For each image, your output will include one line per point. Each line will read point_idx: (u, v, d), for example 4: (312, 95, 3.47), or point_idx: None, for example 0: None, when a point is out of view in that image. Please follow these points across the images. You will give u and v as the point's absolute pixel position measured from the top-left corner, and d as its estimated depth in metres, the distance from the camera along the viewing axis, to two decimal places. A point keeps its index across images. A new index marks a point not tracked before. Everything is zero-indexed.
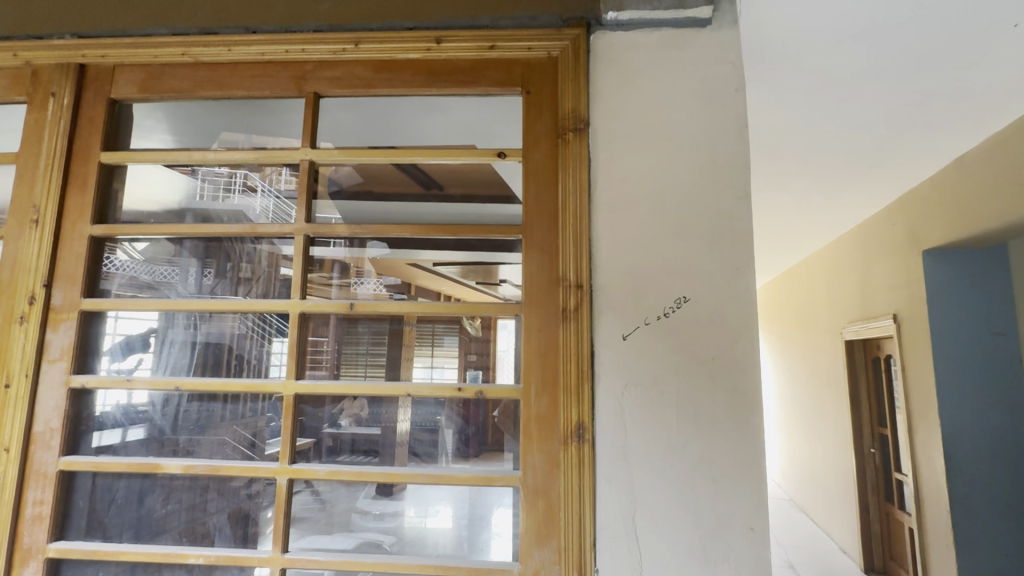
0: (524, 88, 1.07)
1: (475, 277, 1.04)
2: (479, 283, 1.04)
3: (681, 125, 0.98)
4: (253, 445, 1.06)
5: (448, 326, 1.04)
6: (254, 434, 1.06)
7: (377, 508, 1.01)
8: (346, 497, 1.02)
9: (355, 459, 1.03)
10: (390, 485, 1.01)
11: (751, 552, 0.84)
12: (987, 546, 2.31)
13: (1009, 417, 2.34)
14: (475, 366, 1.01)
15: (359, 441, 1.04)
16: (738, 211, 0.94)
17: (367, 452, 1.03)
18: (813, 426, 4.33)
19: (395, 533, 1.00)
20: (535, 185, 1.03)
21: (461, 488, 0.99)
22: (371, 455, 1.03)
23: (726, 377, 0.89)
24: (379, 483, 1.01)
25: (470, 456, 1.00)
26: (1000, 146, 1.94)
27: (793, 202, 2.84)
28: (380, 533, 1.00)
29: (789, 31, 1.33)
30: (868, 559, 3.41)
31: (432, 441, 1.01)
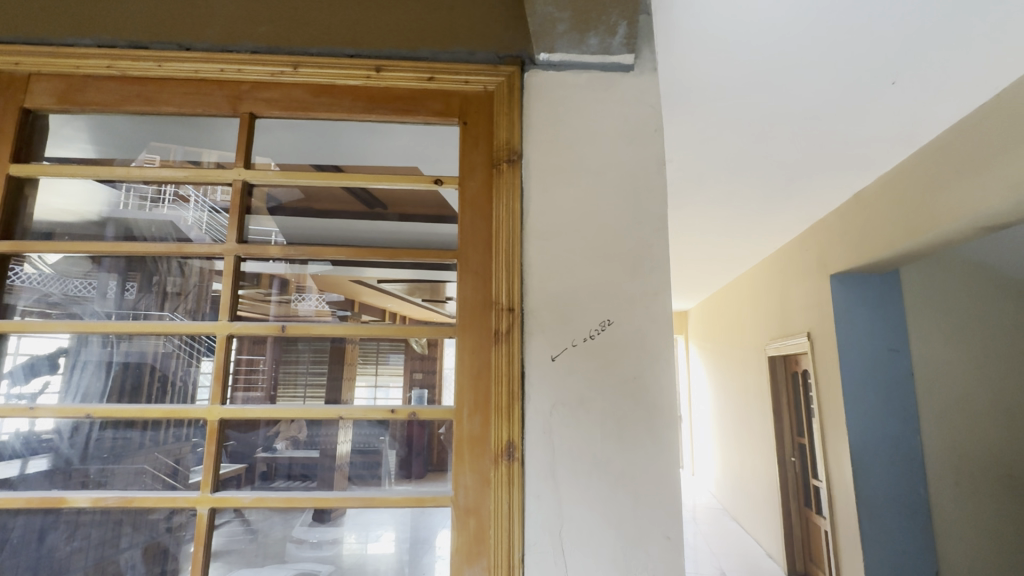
0: (461, 119, 1.12)
1: (421, 294, 1.07)
2: (424, 301, 1.07)
3: (606, 160, 1.06)
4: (175, 473, 1.01)
5: (393, 344, 1.05)
6: (177, 462, 1.02)
7: (314, 536, 1.00)
8: (280, 524, 1.00)
9: (291, 485, 1.01)
10: (326, 511, 0.99)
11: (668, 559, 0.90)
12: (889, 544, 2.53)
13: (904, 424, 2.60)
14: (420, 385, 1.03)
15: (296, 465, 1.02)
16: (657, 241, 1.02)
17: (304, 477, 1.02)
18: (742, 437, 4.60)
19: (332, 562, 0.99)
20: (471, 213, 1.07)
21: (405, 509, 0.99)
22: (309, 480, 1.01)
23: (645, 395, 0.96)
24: (315, 509, 0.99)
25: (412, 477, 1.00)
26: (889, 184, 2.21)
27: (719, 227, 3.06)
28: (317, 562, 0.99)
29: (706, 73, 1.47)
30: (791, 562, 3.63)
31: (375, 464, 1.01)
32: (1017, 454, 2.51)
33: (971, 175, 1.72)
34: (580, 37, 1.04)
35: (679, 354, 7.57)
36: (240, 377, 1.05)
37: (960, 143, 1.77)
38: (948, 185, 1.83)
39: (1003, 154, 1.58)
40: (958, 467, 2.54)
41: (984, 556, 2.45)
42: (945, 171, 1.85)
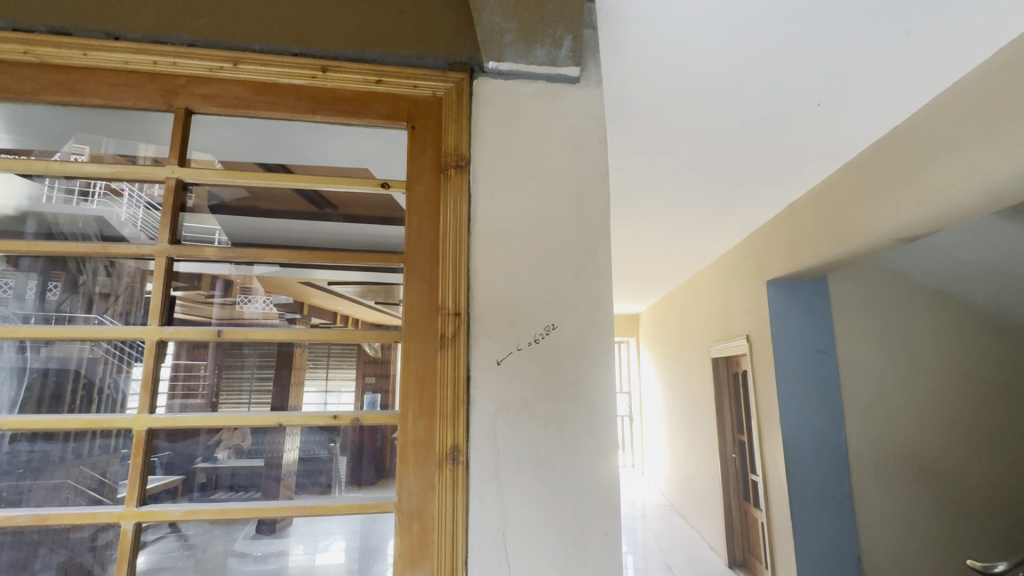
0: (409, 123, 1.11)
1: (374, 296, 1.06)
2: (377, 303, 1.05)
3: (552, 169, 1.09)
4: (102, 486, 0.96)
5: (345, 348, 1.04)
6: (103, 475, 0.96)
7: (258, 549, 0.97)
8: (221, 538, 0.96)
9: (232, 496, 0.98)
10: (272, 522, 0.97)
11: (606, 556, 0.93)
12: (819, 534, 2.69)
13: (831, 420, 2.80)
14: (373, 390, 1.02)
15: (239, 475, 0.99)
16: (600, 248, 1.05)
17: (246, 487, 0.98)
18: (688, 435, 4.79)
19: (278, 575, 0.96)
20: (418, 218, 1.07)
21: (353, 517, 0.98)
22: (251, 491, 0.98)
23: (586, 397, 0.99)
24: (257, 521, 0.97)
25: (362, 484, 0.99)
26: (817, 197, 2.38)
27: (666, 234, 3.19)
28: None
29: (650, 85, 1.54)
30: (731, 554, 3.81)
31: (325, 471, 0.99)
32: (927, 447, 2.76)
33: (886, 191, 1.88)
34: (527, 48, 1.07)
35: (630, 355, 7.79)
36: (178, 384, 1.00)
37: (877, 162, 1.93)
38: (867, 199, 1.99)
39: (912, 173, 1.74)
40: (877, 459, 2.75)
41: (899, 540, 2.67)
42: (865, 186, 2.00)
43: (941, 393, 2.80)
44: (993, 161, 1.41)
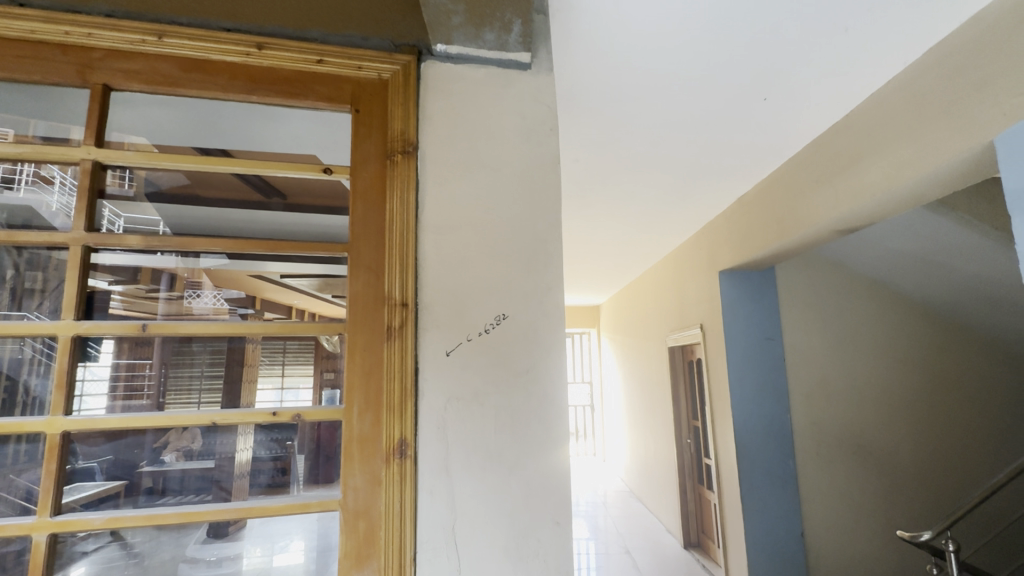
0: (353, 106, 1.06)
1: (332, 290, 1.01)
2: (335, 297, 1.01)
3: (502, 157, 1.07)
4: (30, 497, 0.89)
5: (302, 345, 1.00)
6: (32, 485, 0.89)
7: (211, 554, 0.93)
8: (170, 544, 0.91)
9: (183, 500, 0.93)
10: (225, 525, 0.93)
11: (558, 546, 0.93)
12: (766, 514, 2.81)
13: (777, 404, 2.93)
14: (331, 386, 0.97)
15: (189, 478, 0.95)
16: (551, 237, 1.05)
17: (199, 490, 0.95)
18: (647, 423, 4.92)
19: None
20: (363, 205, 1.02)
21: (310, 516, 0.94)
22: (203, 494, 0.94)
23: (537, 387, 0.98)
24: (209, 524, 0.92)
25: (321, 482, 0.95)
26: (764, 190, 2.46)
27: (624, 225, 3.24)
28: None
29: (603, 76, 1.54)
30: (686, 535, 3.95)
31: (283, 470, 0.96)
32: (864, 427, 2.93)
33: (826, 185, 1.96)
34: (475, 31, 1.04)
35: (591, 345, 7.91)
36: (120, 384, 0.95)
37: (818, 156, 2.01)
38: (810, 193, 2.08)
39: (849, 167, 1.82)
40: (819, 439, 2.91)
41: (838, 515, 2.84)
42: (808, 179, 2.09)
43: (877, 377, 2.97)
44: (922, 156, 1.49)
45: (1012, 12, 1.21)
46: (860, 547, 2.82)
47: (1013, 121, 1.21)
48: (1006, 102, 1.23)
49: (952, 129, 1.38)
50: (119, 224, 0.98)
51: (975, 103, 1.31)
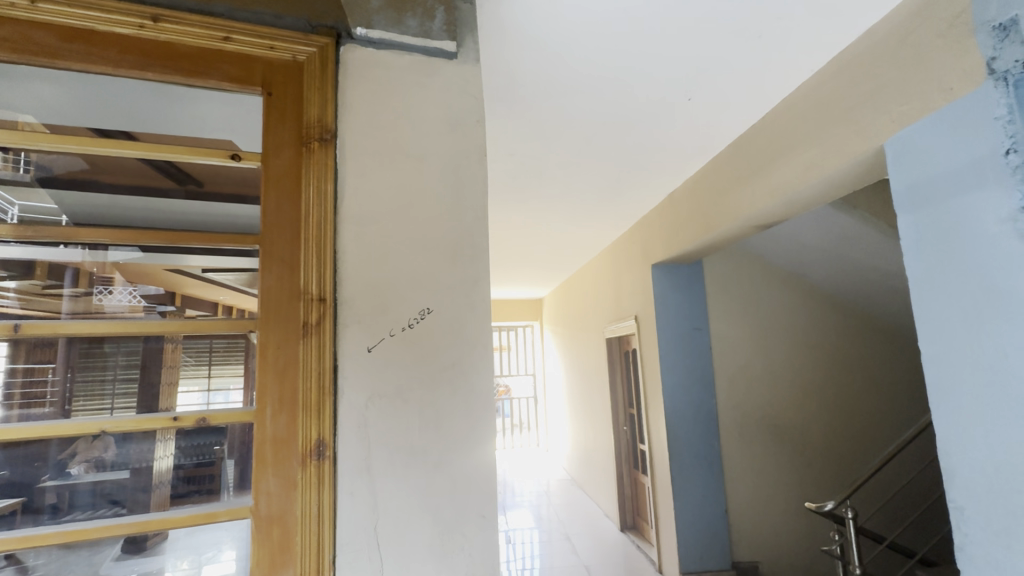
0: (264, 89, 1.00)
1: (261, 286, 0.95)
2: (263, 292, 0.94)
3: (427, 148, 1.04)
4: None
5: (231, 341, 0.94)
6: None
7: (128, 570, 0.85)
8: (80, 564, 0.83)
9: (94, 514, 0.85)
10: (142, 538, 0.86)
11: (483, 540, 0.93)
12: (694, 494, 2.97)
13: (704, 390, 3.10)
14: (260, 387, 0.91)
15: (102, 490, 0.87)
16: (477, 229, 1.03)
17: (113, 503, 0.87)
18: (587, 412, 5.06)
19: None
20: (276, 194, 0.96)
21: (242, 523, 0.88)
22: (118, 506, 0.87)
23: (463, 381, 0.97)
24: (126, 538, 0.85)
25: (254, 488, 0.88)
26: (691, 187, 2.58)
27: (562, 220, 3.30)
28: None
29: (536, 71, 1.55)
30: (623, 519, 4.11)
31: (211, 476, 0.90)
32: (780, 409, 3.16)
33: (745, 183, 2.08)
34: (397, 15, 1.06)
35: (534, 338, 8.02)
36: (16, 391, 0.85)
37: (738, 155, 2.13)
38: (731, 190, 2.20)
39: (764, 167, 1.94)
40: (741, 422, 3.11)
41: (758, 491, 3.05)
42: (729, 177, 2.21)
43: (792, 362, 3.22)
44: (827, 157, 1.61)
45: (901, 27, 1.33)
46: (777, 519, 3.05)
47: (899, 127, 1.34)
48: (894, 111, 1.35)
49: (852, 134, 1.50)
50: (12, 212, 0.88)
51: (869, 110, 1.43)
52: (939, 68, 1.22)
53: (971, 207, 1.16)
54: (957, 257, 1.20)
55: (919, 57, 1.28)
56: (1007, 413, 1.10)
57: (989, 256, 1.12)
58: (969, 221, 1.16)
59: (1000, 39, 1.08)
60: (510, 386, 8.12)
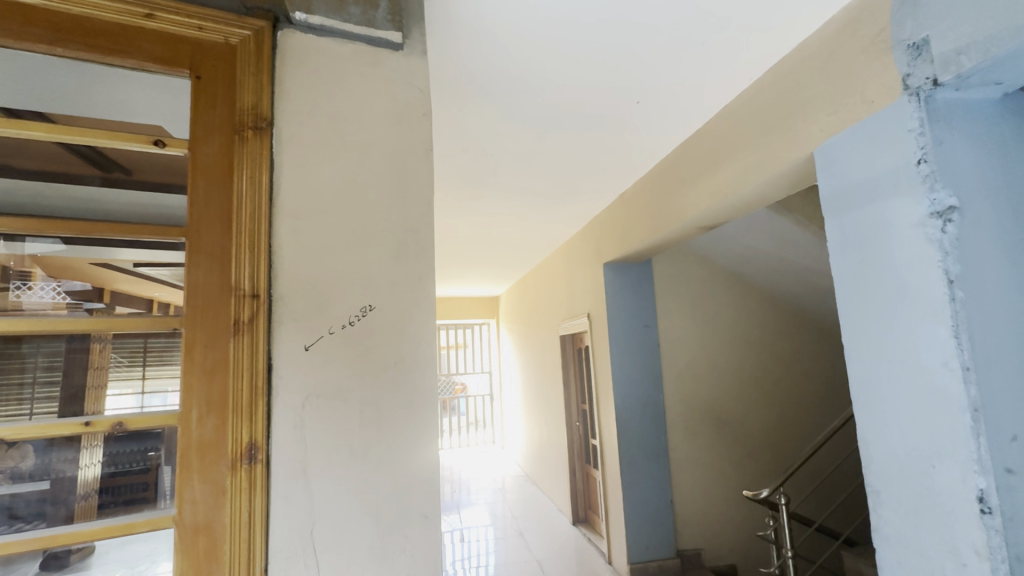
0: (192, 71, 0.94)
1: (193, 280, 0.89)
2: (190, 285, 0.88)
3: (371, 140, 1.02)
4: None
5: (170, 340, 0.88)
6: None
7: None
8: None
9: (7, 530, 0.78)
10: (65, 553, 0.80)
11: (425, 540, 0.91)
12: (642, 486, 3.07)
13: (653, 385, 3.20)
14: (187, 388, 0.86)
15: (17, 505, 0.79)
16: (422, 225, 1.02)
17: (27, 517, 0.79)
18: (541, 409, 5.12)
19: None
20: (204, 183, 0.91)
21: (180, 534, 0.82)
22: (36, 521, 0.79)
23: (406, 379, 0.95)
24: (44, 554, 0.79)
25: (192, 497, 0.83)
26: (641, 189, 2.65)
27: (517, 218, 3.31)
28: None
29: (486, 68, 1.54)
30: (575, 512, 4.19)
31: (146, 484, 0.84)
32: (723, 403, 3.31)
33: (690, 186, 2.16)
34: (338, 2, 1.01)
35: (490, 336, 8.02)
36: None
37: (684, 159, 2.20)
38: (677, 193, 2.28)
39: (708, 171, 2.02)
40: (686, 416, 3.23)
41: (701, 481, 3.18)
42: (676, 180, 2.28)
43: (734, 358, 3.37)
44: (762, 163, 1.69)
45: (829, 42, 1.41)
46: (719, 508, 3.19)
47: (827, 136, 1.42)
48: (823, 120, 1.44)
49: (785, 141, 1.58)
50: None
51: (801, 119, 1.52)
52: (862, 81, 1.31)
53: (888, 212, 1.25)
54: (876, 259, 1.29)
55: (845, 71, 1.36)
56: (915, 403, 1.19)
57: (903, 258, 1.21)
58: (886, 226, 1.25)
59: (914, 56, 1.17)
60: (466, 384, 8.09)
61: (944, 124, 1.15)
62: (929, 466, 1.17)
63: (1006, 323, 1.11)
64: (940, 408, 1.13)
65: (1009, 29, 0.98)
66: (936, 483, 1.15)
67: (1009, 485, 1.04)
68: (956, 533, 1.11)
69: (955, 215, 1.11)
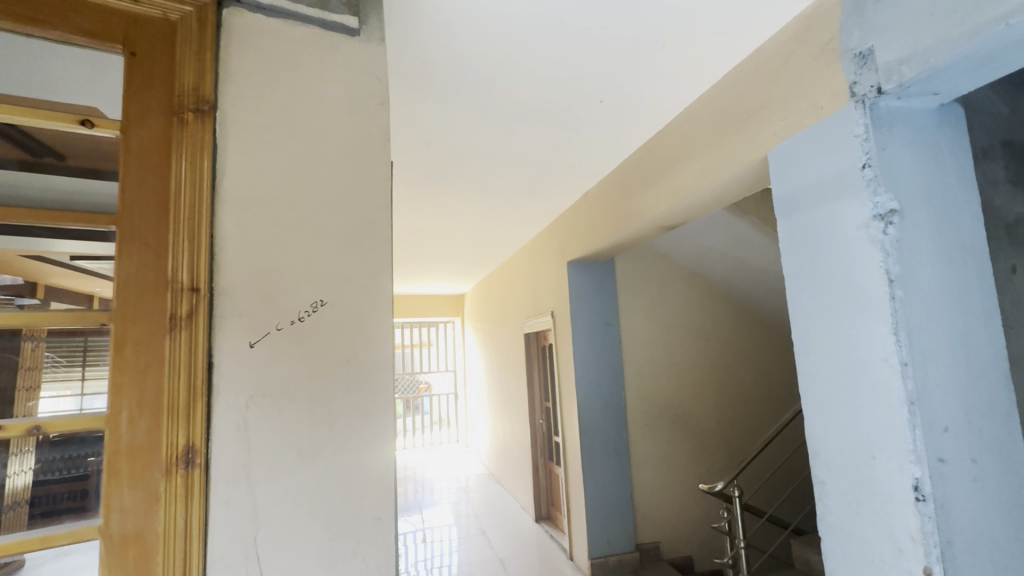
0: (126, 48, 0.87)
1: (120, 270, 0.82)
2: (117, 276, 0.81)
3: (324, 128, 0.97)
4: None
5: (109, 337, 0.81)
6: None
7: None
8: None
9: None
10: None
11: (378, 543, 0.88)
12: (603, 481, 3.11)
13: (615, 382, 3.25)
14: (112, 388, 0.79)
15: None
16: (378, 218, 0.98)
17: None
18: (505, 407, 5.11)
19: None
20: (138, 168, 0.85)
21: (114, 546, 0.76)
22: None
23: (359, 377, 0.92)
24: None
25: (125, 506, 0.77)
26: (604, 189, 2.68)
27: (481, 216, 3.28)
28: None
29: (448, 60, 1.51)
30: (538, 509, 4.21)
31: (83, 492, 0.77)
32: (681, 399, 3.39)
33: (651, 186, 2.19)
34: None
35: (454, 334, 7.96)
36: None
37: (646, 159, 2.23)
38: (639, 193, 2.31)
39: (668, 172, 2.06)
40: (646, 412, 3.30)
41: (660, 476, 3.26)
42: (637, 180, 2.32)
43: (692, 355, 3.46)
44: (720, 165, 1.73)
45: (783, 48, 1.46)
46: (676, 502, 3.27)
47: (780, 140, 1.47)
48: (777, 125, 1.48)
49: (741, 144, 1.63)
50: None
51: (756, 123, 1.56)
52: (812, 88, 1.36)
53: (835, 214, 1.30)
54: (823, 259, 1.34)
55: (797, 77, 1.41)
56: (857, 397, 1.25)
57: (848, 258, 1.26)
58: (833, 227, 1.30)
59: (860, 65, 1.22)
60: (430, 383, 7.99)
61: (886, 131, 1.21)
62: (869, 457, 1.22)
63: (940, 321, 1.17)
64: (880, 401, 1.19)
65: (946, 42, 1.03)
66: (876, 473, 1.20)
67: (941, 474, 1.10)
68: (894, 521, 1.16)
69: (895, 218, 1.17)
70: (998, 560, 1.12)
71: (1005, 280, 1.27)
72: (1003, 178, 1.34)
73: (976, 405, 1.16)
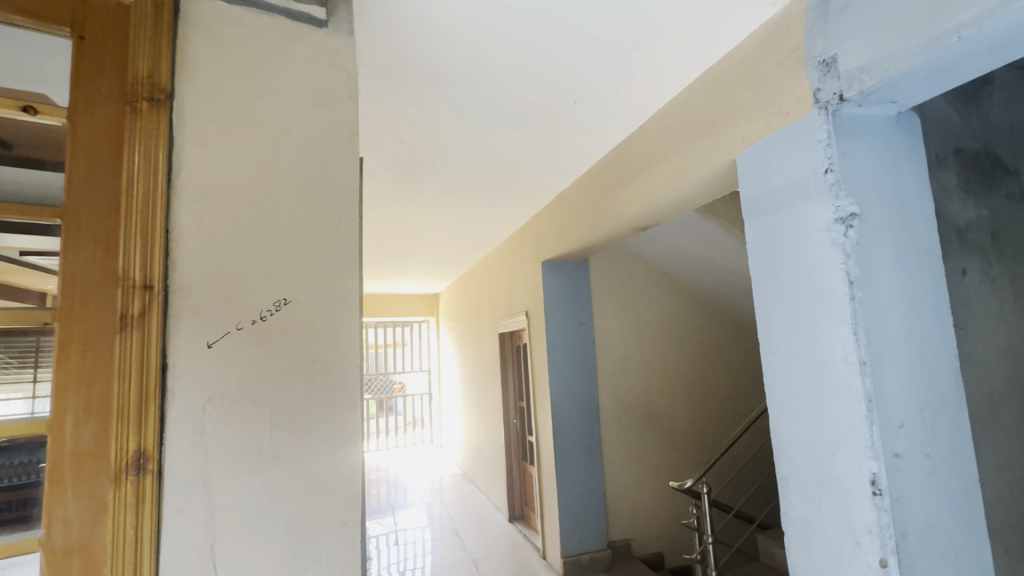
0: (75, 31, 0.82)
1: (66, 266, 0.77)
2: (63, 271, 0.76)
3: (289, 122, 0.94)
4: None
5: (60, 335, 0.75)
6: None
7: None
8: None
9: None
10: None
11: (342, 548, 0.86)
12: (576, 480, 3.13)
13: (588, 381, 3.27)
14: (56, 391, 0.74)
15: None
16: (345, 214, 0.95)
17: None
18: (479, 407, 5.09)
19: None
20: (86, 158, 0.80)
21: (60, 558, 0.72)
22: None
23: (325, 378, 0.90)
24: None
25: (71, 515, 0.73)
26: (578, 189, 2.69)
27: (456, 214, 3.26)
28: None
29: (421, 55, 1.49)
30: (511, 509, 4.21)
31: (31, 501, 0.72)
32: (653, 398, 3.44)
33: (624, 188, 2.21)
34: None
35: (429, 333, 7.89)
36: None
37: (619, 160, 2.25)
38: (612, 194, 2.33)
39: (641, 174, 2.08)
40: (619, 410, 3.33)
41: (632, 473, 3.30)
42: (611, 181, 2.34)
43: (664, 354, 3.52)
44: (691, 167, 1.76)
45: (751, 54, 1.49)
46: (648, 499, 3.31)
47: (748, 143, 1.50)
48: (745, 129, 1.51)
49: (711, 147, 1.66)
50: None
51: (725, 126, 1.59)
52: (778, 93, 1.39)
53: (799, 217, 1.34)
54: (787, 261, 1.37)
55: (764, 83, 1.44)
56: (819, 395, 1.28)
57: (811, 260, 1.30)
58: (797, 230, 1.34)
59: (824, 72, 1.26)
60: (405, 383, 7.90)
61: (848, 137, 1.25)
62: (830, 453, 1.26)
63: (897, 321, 1.21)
64: (840, 399, 1.22)
65: (904, 51, 1.07)
66: (836, 469, 1.24)
67: (896, 469, 1.14)
68: (852, 514, 1.20)
69: (856, 222, 1.21)
70: (949, 550, 1.17)
71: (956, 283, 1.33)
72: (955, 185, 1.40)
73: (929, 402, 1.21)
